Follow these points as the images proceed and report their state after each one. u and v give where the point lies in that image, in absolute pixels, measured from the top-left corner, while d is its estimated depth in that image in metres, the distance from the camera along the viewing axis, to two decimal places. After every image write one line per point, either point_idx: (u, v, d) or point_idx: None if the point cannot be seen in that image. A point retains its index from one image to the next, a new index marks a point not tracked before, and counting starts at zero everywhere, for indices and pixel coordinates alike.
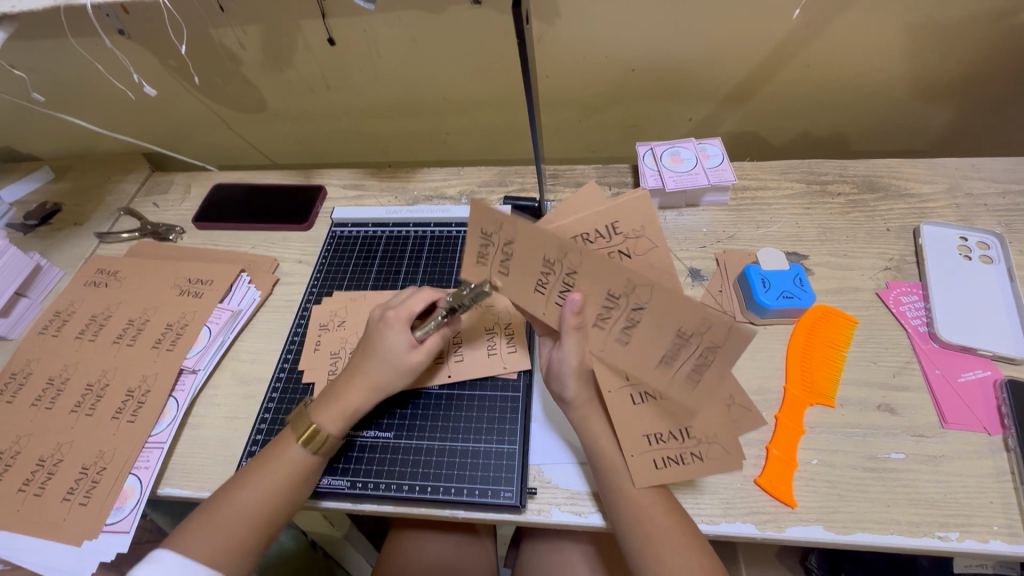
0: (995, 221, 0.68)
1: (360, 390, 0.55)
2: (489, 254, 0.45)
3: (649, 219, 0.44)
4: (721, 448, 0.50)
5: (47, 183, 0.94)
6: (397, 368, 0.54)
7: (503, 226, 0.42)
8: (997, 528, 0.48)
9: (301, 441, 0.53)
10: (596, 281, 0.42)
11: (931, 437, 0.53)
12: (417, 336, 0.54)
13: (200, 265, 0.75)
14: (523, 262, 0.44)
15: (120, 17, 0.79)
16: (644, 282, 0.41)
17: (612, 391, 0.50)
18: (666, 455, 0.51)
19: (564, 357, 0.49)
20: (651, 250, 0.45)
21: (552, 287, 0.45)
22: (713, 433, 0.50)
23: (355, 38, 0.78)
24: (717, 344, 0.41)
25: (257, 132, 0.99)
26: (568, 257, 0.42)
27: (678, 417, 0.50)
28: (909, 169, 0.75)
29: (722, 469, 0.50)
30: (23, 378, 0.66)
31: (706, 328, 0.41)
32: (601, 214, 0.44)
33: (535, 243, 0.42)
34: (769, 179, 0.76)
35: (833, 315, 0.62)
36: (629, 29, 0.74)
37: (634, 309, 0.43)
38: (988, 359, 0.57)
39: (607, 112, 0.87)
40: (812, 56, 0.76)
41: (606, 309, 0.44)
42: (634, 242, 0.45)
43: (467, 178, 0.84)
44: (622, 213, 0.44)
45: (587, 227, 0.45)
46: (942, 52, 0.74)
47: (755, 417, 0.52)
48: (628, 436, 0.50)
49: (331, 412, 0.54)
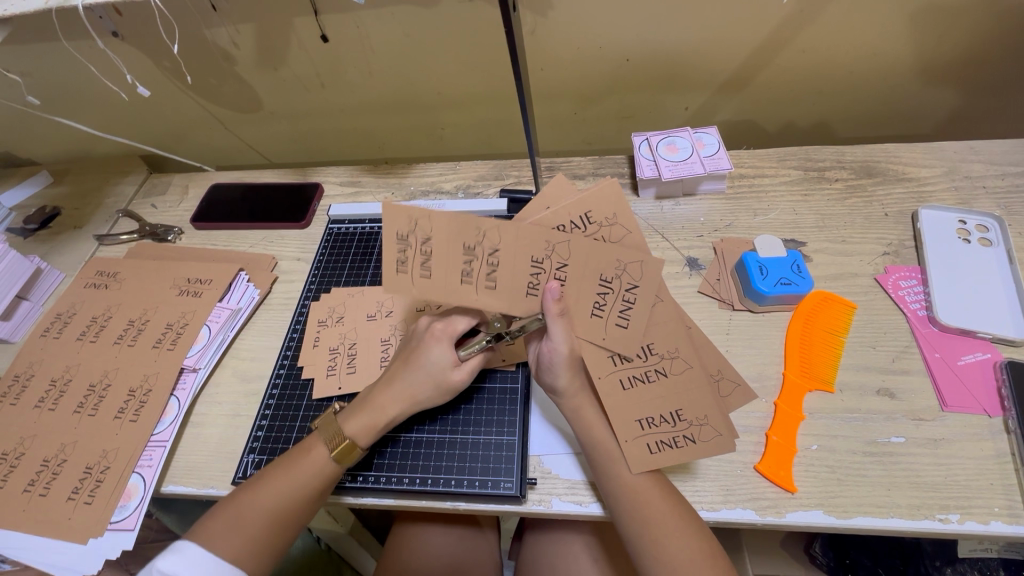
0: (994, 204, 0.68)
1: (396, 402, 0.54)
2: (409, 258, 0.47)
3: (620, 205, 0.46)
4: (714, 429, 0.51)
5: (46, 187, 0.95)
6: (438, 384, 0.54)
7: (420, 223, 0.46)
8: (998, 510, 0.48)
9: (334, 457, 0.53)
10: (519, 253, 0.47)
11: (931, 421, 0.53)
12: (462, 356, 0.54)
13: (200, 265, 0.75)
14: (449, 255, 0.47)
15: (113, 18, 0.79)
16: (561, 241, 0.46)
17: (604, 377, 0.51)
18: (659, 439, 0.51)
19: (555, 348, 0.50)
20: (626, 236, 0.47)
21: (480, 271, 0.48)
22: (703, 415, 0.51)
23: (347, 34, 0.78)
24: (634, 280, 0.48)
25: (253, 132, 0.99)
26: (488, 236, 0.46)
27: (668, 399, 0.52)
28: (907, 153, 0.74)
29: (718, 450, 0.51)
30: (26, 380, 0.67)
31: (620, 270, 0.48)
32: (574, 205, 0.46)
33: (457, 231, 0.46)
34: (766, 166, 0.76)
35: (832, 301, 0.62)
36: (622, 20, 0.74)
37: (559, 268, 0.47)
38: (987, 341, 0.57)
39: (603, 103, 0.87)
40: (807, 41, 0.75)
41: (535, 277, 0.48)
42: (609, 230, 0.47)
43: (463, 173, 0.84)
44: (593, 203, 0.46)
45: (561, 220, 0.46)
46: (938, 35, 0.73)
47: (746, 389, 0.55)
48: (622, 423, 0.51)
49: (362, 423, 0.54)
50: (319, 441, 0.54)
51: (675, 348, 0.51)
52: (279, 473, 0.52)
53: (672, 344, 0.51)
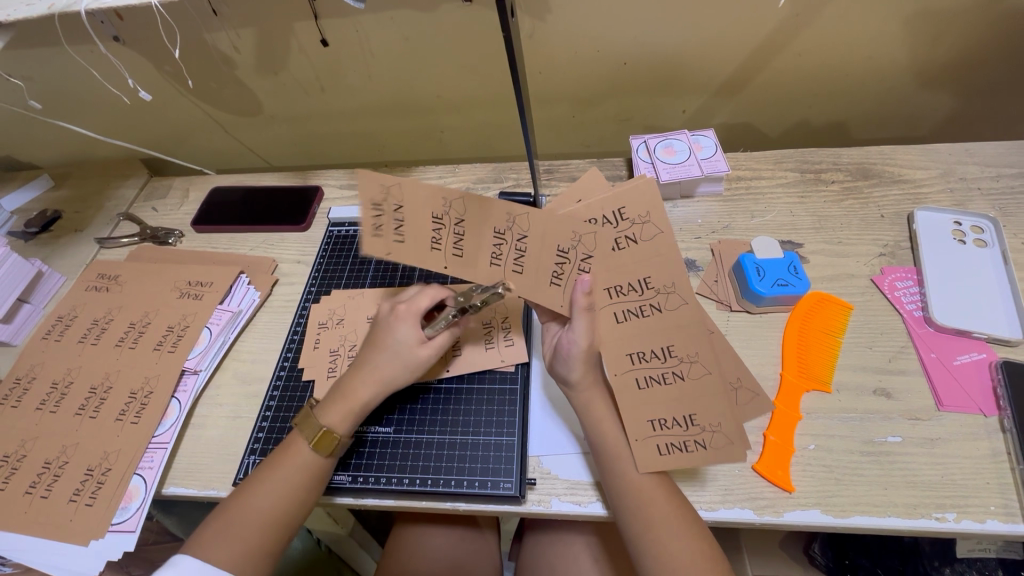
0: (989, 205, 0.68)
1: (368, 386, 0.55)
2: (383, 225, 0.44)
3: (653, 203, 0.47)
4: (726, 437, 0.50)
5: (47, 191, 0.95)
6: (408, 362, 0.55)
7: (393, 191, 0.43)
8: (994, 509, 0.48)
9: (312, 445, 0.53)
10: (484, 225, 0.46)
11: (927, 420, 0.54)
12: (428, 333, 0.55)
13: (200, 268, 0.75)
14: (417, 226, 0.45)
15: (115, 23, 0.79)
16: (522, 213, 0.46)
17: (619, 375, 0.52)
18: (669, 441, 0.51)
19: (575, 340, 0.50)
20: (657, 235, 0.48)
21: (449, 240, 0.46)
22: (716, 421, 0.51)
23: (347, 38, 0.79)
24: (661, 286, 0.49)
25: (253, 135, 1.00)
26: (455, 206, 0.44)
27: (682, 402, 0.51)
28: (903, 156, 0.75)
29: (728, 459, 0.50)
30: (27, 382, 0.67)
31: (577, 241, 0.48)
32: (609, 200, 0.47)
33: (425, 199, 0.43)
34: (762, 168, 0.77)
35: (828, 302, 0.62)
36: (619, 24, 0.74)
37: (519, 240, 0.47)
38: (982, 342, 0.58)
39: (601, 106, 0.88)
40: (804, 45, 0.76)
41: (559, 266, 0.49)
42: (641, 228, 0.48)
43: (463, 176, 0.84)
44: (627, 199, 0.47)
45: (594, 214, 0.47)
46: (932, 39, 0.74)
47: (761, 401, 0.55)
48: (634, 422, 0.52)
49: (340, 411, 0.54)
50: (301, 437, 0.54)
51: (694, 352, 0.51)
52: (269, 472, 0.53)
53: (692, 347, 0.51)
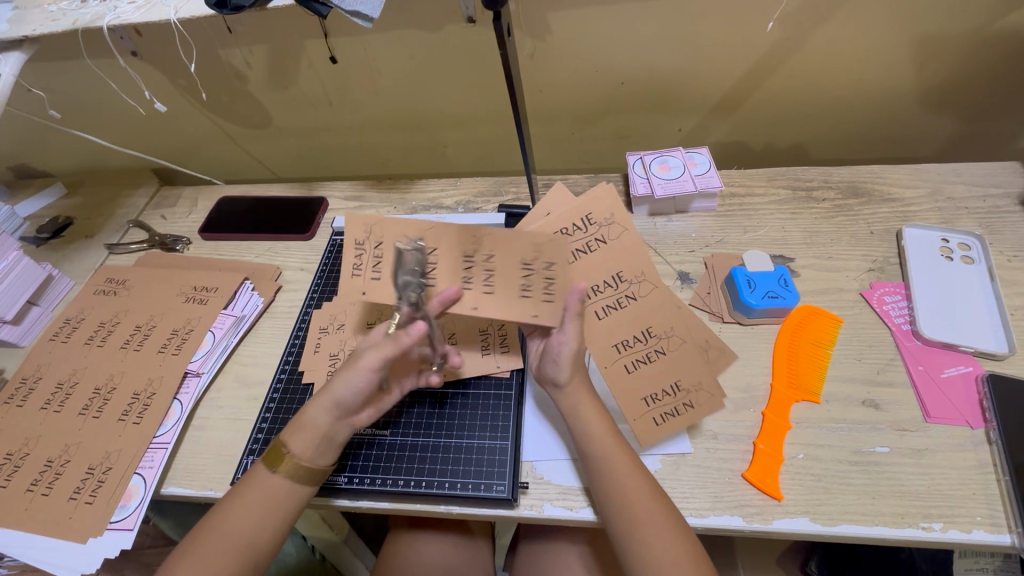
0: (976, 223, 0.70)
1: (318, 410, 0.53)
2: (363, 261, 0.49)
3: (617, 207, 0.52)
4: (707, 392, 0.55)
5: (60, 198, 0.98)
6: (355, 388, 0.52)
7: (374, 229, 0.48)
8: (980, 519, 0.49)
9: (269, 461, 0.53)
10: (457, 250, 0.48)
11: (914, 431, 0.54)
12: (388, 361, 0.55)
13: (207, 274, 0.77)
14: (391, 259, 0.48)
15: (134, 39, 0.83)
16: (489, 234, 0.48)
17: (610, 366, 0.54)
18: (663, 411, 0.54)
19: (565, 342, 0.51)
20: (623, 233, 0.53)
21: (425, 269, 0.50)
22: (698, 381, 0.55)
23: (356, 56, 0.82)
24: (634, 277, 0.54)
25: (263, 148, 1.03)
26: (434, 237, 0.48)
27: (668, 374, 0.55)
28: (891, 175, 0.77)
29: (712, 409, 0.54)
30: (33, 382, 0.69)
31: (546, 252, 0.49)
32: (575, 209, 0.52)
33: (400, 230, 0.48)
34: (755, 185, 0.79)
35: (818, 315, 0.64)
36: (616, 46, 0.77)
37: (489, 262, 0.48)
38: (970, 355, 0.59)
39: (599, 124, 0.90)
40: (795, 67, 0.79)
41: (527, 279, 0.49)
42: (608, 229, 0.53)
43: (463, 189, 0.87)
44: (592, 206, 0.52)
45: (563, 223, 0.52)
46: (917, 64, 0.77)
47: (726, 353, 0.59)
48: (628, 401, 0.54)
49: (299, 434, 0.53)
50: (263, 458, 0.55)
51: (670, 327, 0.55)
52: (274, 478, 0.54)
53: (667, 324, 0.55)
